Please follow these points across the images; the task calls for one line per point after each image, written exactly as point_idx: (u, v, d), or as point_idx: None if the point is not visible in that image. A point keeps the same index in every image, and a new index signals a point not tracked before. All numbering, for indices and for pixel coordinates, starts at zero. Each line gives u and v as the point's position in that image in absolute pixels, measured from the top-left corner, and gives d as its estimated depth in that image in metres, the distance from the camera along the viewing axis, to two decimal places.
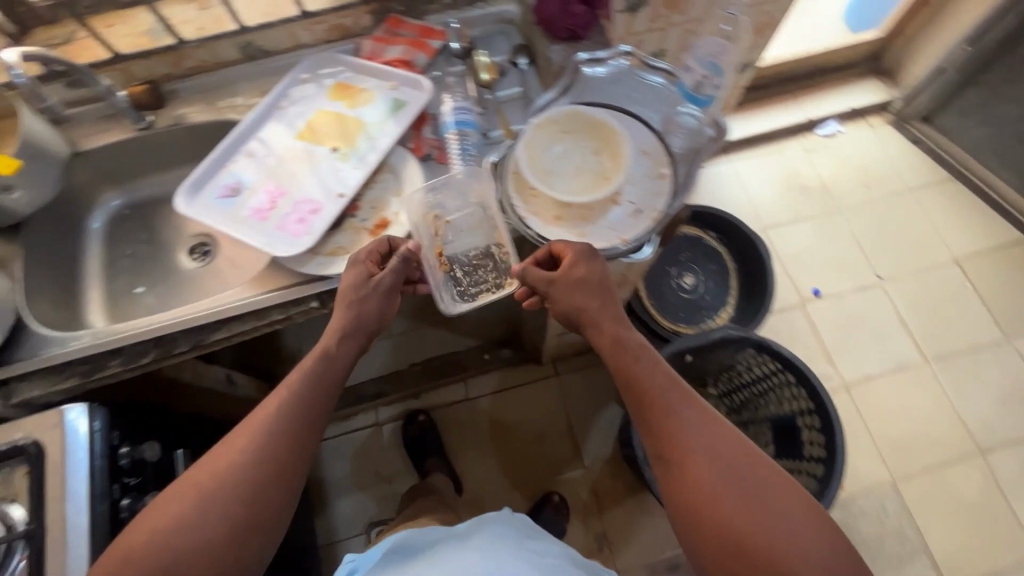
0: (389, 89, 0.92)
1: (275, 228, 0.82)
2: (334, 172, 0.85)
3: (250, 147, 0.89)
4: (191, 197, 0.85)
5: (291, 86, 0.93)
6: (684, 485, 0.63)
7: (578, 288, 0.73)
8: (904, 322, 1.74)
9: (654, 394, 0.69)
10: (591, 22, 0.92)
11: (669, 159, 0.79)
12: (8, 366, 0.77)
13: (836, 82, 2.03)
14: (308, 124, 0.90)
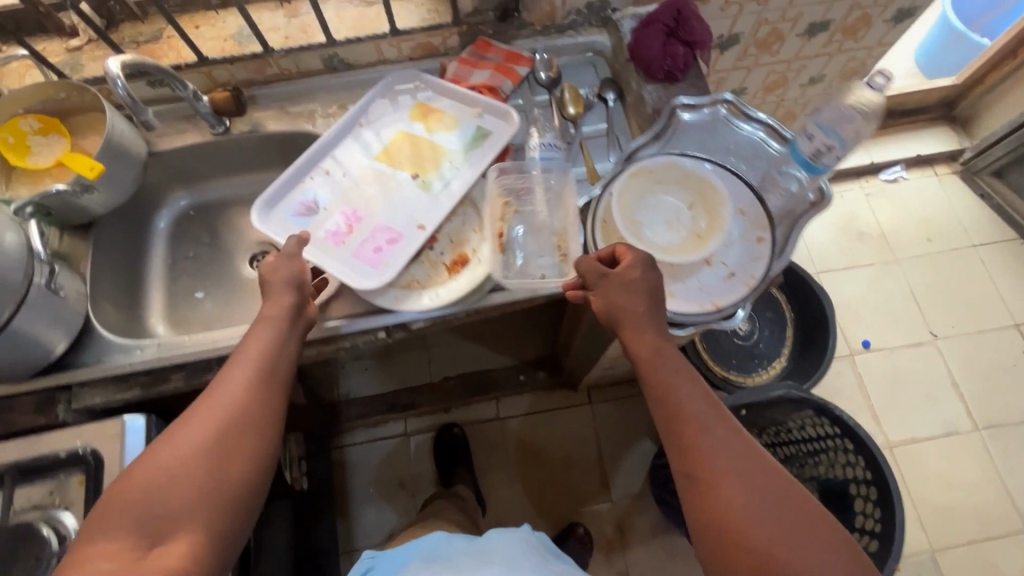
0: (473, 116, 0.89)
1: (351, 255, 0.79)
2: (414, 200, 0.83)
3: (327, 164, 0.87)
4: (266, 212, 0.83)
5: (371, 101, 0.91)
6: (715, 513, 0.56)
7: (628, 289, 0.67)
8: (956, 385, 1.67)
9: (687, 409, 0.62)
10: (690, 64, 0.88)
11: (768, 222, 0.75)
12: (73, 371, 0.75)
13: (904, 127, 1.96)
14: (386, 145, 0.88)
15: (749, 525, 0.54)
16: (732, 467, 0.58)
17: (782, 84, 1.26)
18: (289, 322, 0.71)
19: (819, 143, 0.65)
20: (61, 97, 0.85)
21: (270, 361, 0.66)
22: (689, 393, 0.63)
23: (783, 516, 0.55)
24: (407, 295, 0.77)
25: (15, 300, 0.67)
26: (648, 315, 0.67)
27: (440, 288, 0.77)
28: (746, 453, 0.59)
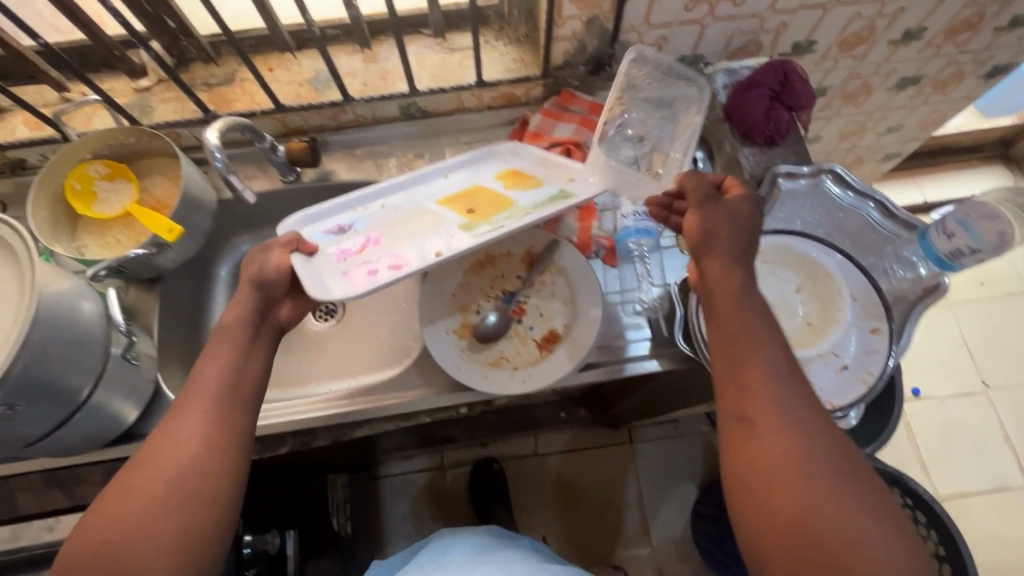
0: (561, 181, 0.72)
1: (343, 273, 0.61)
2: (445, 237, 0.63)
3: (384, 201, 0.75)
4: (299, 223, 0.72)
5: (467, 162, 0.78)
6: (771, 466, 0.48)
7: (724, 217, 0.62)
8: (1008, 437, 1.62)
9: (755, 356, 0.54)
10: (791, 127, 0.83)
11: (884, 311, 0.70)
12: (143, 440, 0.72)
13: (961, 164, 1.89)
14: (455, 193, 0.73)
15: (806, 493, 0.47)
16: (796, 426, 0.50)
17: (858, 133, 1.21)
18: (256, 331, 0.60)
19: (959, 244, 0.62)
20: (131, 143, 0.81)
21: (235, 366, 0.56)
22: (762, 347, 0.55)
23: (847, 492, 0.47)
24: (494, 372, 0.72)
25: (95, 375, 0.63)
26: (743, 249, 0.61)
27: (530, 368, 0.73)
28: (815, 420, 0.51)
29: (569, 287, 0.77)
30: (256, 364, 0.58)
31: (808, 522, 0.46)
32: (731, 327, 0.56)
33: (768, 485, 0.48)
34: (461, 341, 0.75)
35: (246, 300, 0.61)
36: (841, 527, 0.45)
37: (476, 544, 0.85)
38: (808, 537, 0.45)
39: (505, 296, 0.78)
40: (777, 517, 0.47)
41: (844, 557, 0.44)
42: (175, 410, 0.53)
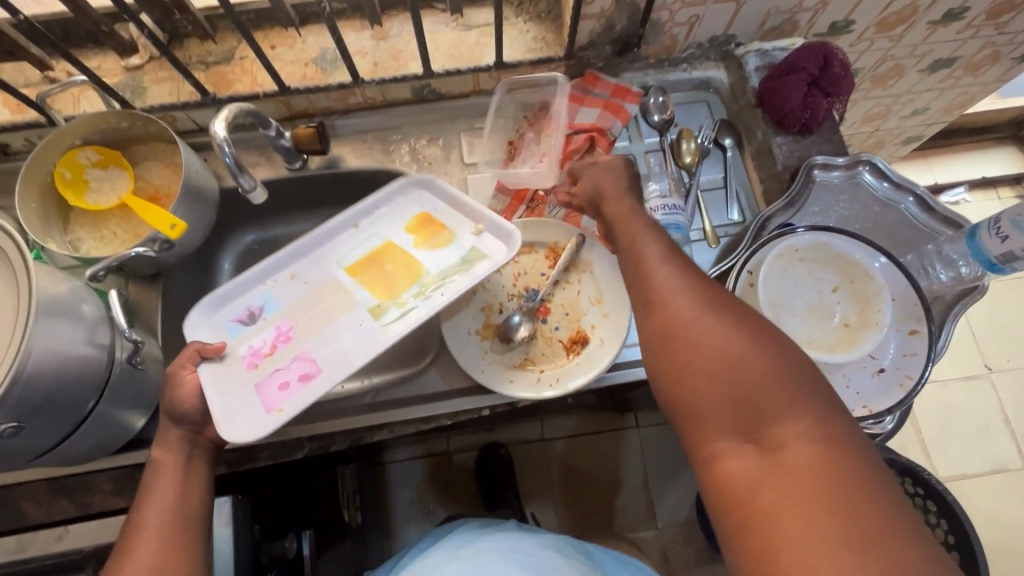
0: (471, 232, 0.69)
1: (253, 388, 0.61)
2: (359, 335, 0.63)
3: (294, 267, 0.70)
4: (205, 313, 0.67)
5: (377, 201, 0.73)
6: (666, 329, 0.50)
7: (609, 169, 0.66)
8: (1008, 420, 1.64)
9: (639, 242, 0.58)
10: (827, 115, 0.79)
11: (923, 312, 0.67)
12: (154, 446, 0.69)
13: (974, 145, 1.86)
14: (366, 256, 0.70)
15: (700, 339, 0.47)
16: (683, 287, 0.52)
17: (882, 116, 1.17)
18: (190, 449, 0.59)
19: (1013, 246, 0.59)
20: (124, 127, 0.75)
21: (174, 505, 0.55)
22: (652, 243, 0.57)
23: (736, 325, 0.48)
24: (521, 376, 0.70)
25: (99, 384, 0.60)
26: (630, 190, 0.64)
27: (557, 370, 0.70)
28: (701, 284, 0.52)
29: (596, 286, 0.74)
30: (195, 473, 0.58)
31: (706, 366, 0.46)
32: (625, 229, 0.59)
33: (668, 345, 0.49)
34: (484, 342, 0.72)
35: (175, 442, 0.58)
36: (739, 354, 0.46)
37: (453, 540, 0.81)
38: (710, 380, 0.46)
39: (529, 293, 0.75)
40: (680, 366, 0.48)
41: (747, 383, 0.44)
42: (117, 554, 0.52)
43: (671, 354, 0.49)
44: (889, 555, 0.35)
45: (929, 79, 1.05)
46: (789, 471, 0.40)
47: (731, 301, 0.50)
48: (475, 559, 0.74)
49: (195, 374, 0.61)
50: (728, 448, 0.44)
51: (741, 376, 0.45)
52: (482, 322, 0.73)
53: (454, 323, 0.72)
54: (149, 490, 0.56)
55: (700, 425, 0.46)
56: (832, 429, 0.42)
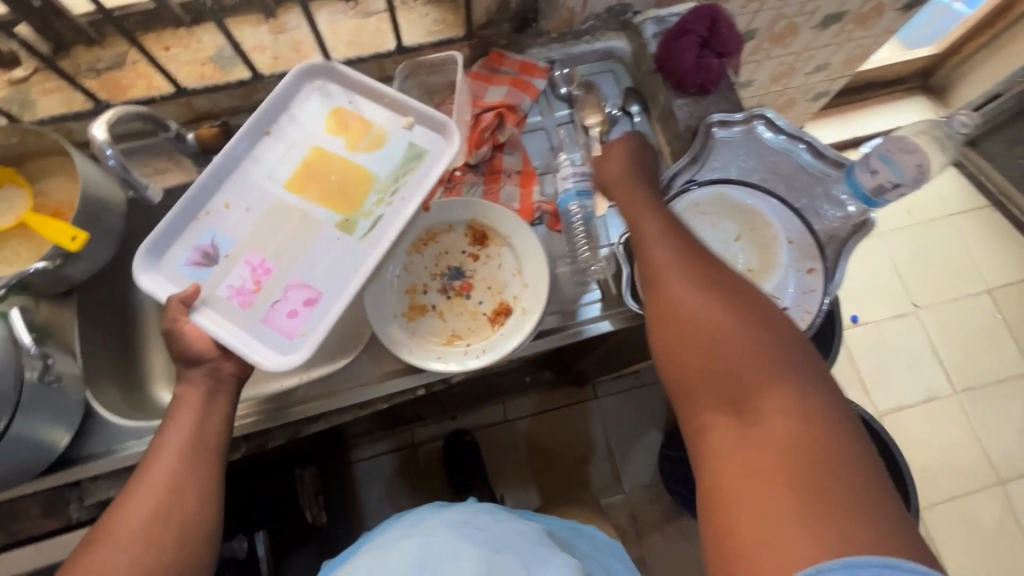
0: (403, 125, 0.70)
1: (262, 323, 0.64)
2: (339, 251, 0.66)
3: (226, 194, 0.69)
4: (152, 263, 0.66)
5: (280, 101, 0.71)
6: (668, 306, 0.57)
7: (618, 163, 0.74)
8: (936, 351, 1.76)
9: (639, 217, 0.66)
10: (722, 75, 0.82)
11: (817, 251, 0.72)
12: (82, 463, 0.68)
13: (886, 97, 1.96)
14: (301, 170, 0.69)
15: (697, 314, 0.55)
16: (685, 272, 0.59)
17: (788, 74, 1.23)
18: (215, 386, 0.63)
19: (882, 179, 0.63)
20: (14, 143, 0.72)
21: (197, 428, 0.60)
22: (653, 223, 0.65)
23: (731, 306, 0.54)
24: (448, 351, 0.72)
25: (10, 406, 0.58)
26: (637, 177, 0.72)
27: (483, 342, 0.72)
28: (703, 266, 0.59)
29: (515, 258, 0.76)
30: (217, 409, 0.62)
31: (700, 341, 0.53)
32: (631, 210, 0.68)
33: (668, 320, 0.57)
34: (410, 323, 0.74)
35: (199, 378, 0.63)
36: (735, 338, 0.52)
37: (409, 519, 0.78)
38: (704, 352, 0.53)
39: (452, 271, 0.77)
40: (682, 349, 0.54)
41: (735, 354, 0.51)
42: (142, 466, 0.58)
43: (672, 327, 0.56)
44: (828, 509, 0.41)
45: (827, 37, 1.11)
46: (761, 438, 0.46)
47: (726, 276, 0.58)
48: (425, 534, 0.71)
49: (192, 323, 0.63)
50: (718, 418, 0.50)
51: (732, 348, 0.51)
52: (408, 303, 0.75)
53: (380, 308, 0.73)
54: (176, 412, 0.61)
55: (690, 395, 0.53)
56: (806, 400, 0.47)
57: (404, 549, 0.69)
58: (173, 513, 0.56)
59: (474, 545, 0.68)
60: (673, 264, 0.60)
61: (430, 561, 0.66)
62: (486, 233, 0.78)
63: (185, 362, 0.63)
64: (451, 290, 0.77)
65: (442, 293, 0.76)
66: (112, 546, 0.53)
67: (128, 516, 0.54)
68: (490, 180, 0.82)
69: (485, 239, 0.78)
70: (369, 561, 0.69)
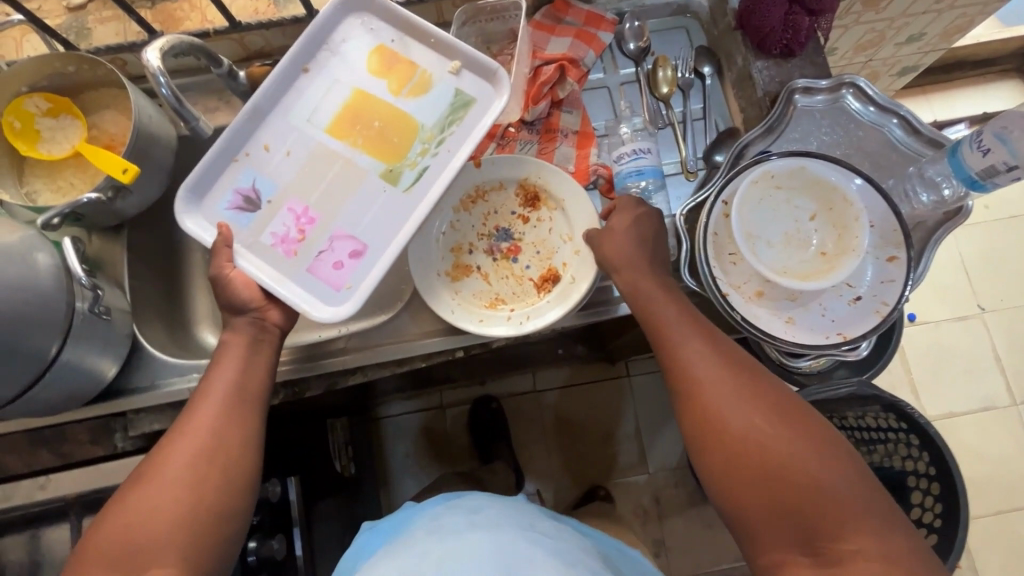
0: (450, 70, 0.66)
1: (307, 272, 0.64)
2: (381, 203, 0.64)
3: (266, 136, 0.67)
4: (193, 205, 0.65)
5: (320, 35, 0.66)
6: (719, 431, 0.56)
7: (617, 234, 0.66)
8: (998, 360, 1.65)
9: (661, 305, 0.63)
10: (810, 36, 0.75)
11: (903, 239, 0.65)
12: (127, 396, 0.69)
13: (975, 79, 1.79)
14: (342, 113, 0.66)
15: (754, 440, 0.54)
16: (720, 381, 0.58)
17: (875, 44, 1.12)
18: (259, 335, 0.64)
19: (994, 160, 0.56)
20: (71, 72, 0.72)
21: (244, 376, 0.61)
22: (676, 317, 0.63)
23: (784, 427, 0.55)
24: (491, 315, 0.70)
25: (61, 332, 0.59)
26: (641, 249, 0.65)
27: (527, 309, 0.70)
28: (742, 381, 0.58)
29: (566, 223, 0.73)
30: (261, 354, 0.63)
31: (762, 472, 0.53)
32: (647, 302, 0.64)
33: (722, 447, 0.56)
34: (453, 283, 0.72)
35: (243, 326, 0.63)
36: (787, 456, 0.53)
37: (466, 508, 0.82)
38: (766, 484, 0.53)
39: (499, 234, 0.74)
40: (737, 471, 0.54)
41: (800, 488, 0.51)
42: (187, 411, 0.59)
43: (727, 456, 0.55)
44: None
45: (927, 4, 1.00)
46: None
47: (766, 390, 0.58)
48: (492, 532, 0.75)
49: (237, 270, 0.63)
50: (788, 554, 0.52)
51: (798, 478, 0.52)
52: (451, 262, 0.73)
53: (422, 266, 0.71)
54: (221, 359, 0.62)
55: (758, 533, 0.53)
56: (876, 531, 0.50)
57: (472, 541, 0.73)
58: (217, 459, 0.56)
59: (543, 550, 0.72)
60: (714, 379, 0.58)
61: (503, 555, 0.70)
62: (539, 194, 0.74)
63: (230, 308, 0.64)
64: (497, 253, 0.74)
65: (488, 256, 0.74)
66: (159, 486, 0.53)
67: (174, 456, 0.55)
68: (545, 139, 0.78)
69: (537, 201, 0.74)
70: (436, 543, 0.74)
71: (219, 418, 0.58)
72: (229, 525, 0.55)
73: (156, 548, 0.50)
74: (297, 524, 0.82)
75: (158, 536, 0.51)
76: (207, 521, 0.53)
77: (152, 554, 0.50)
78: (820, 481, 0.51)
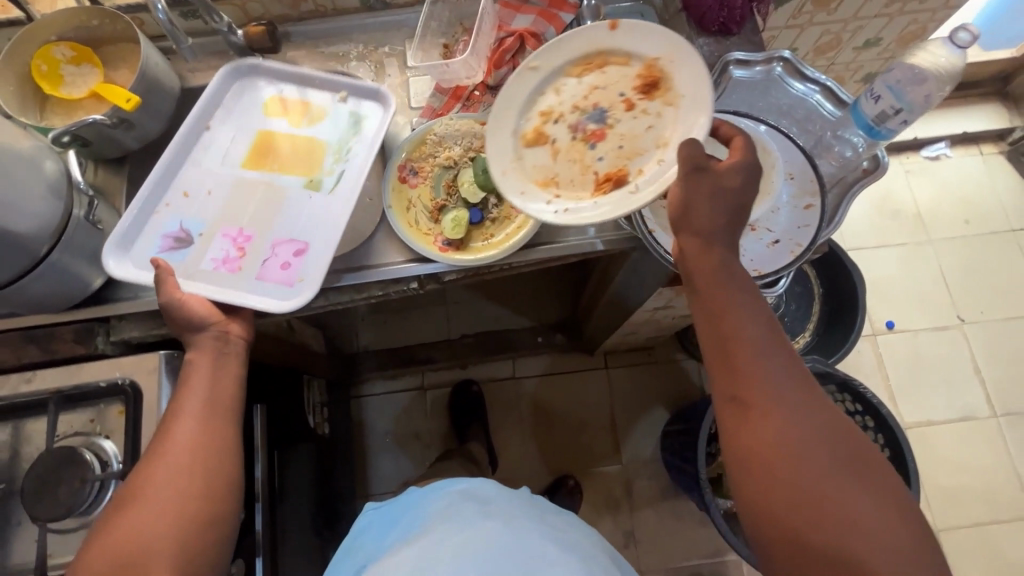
0: (339, 99, 0.81)
1: (257, 279, 0.73)
2: (308, 207, 0.76)
3: (184, 183, 0.77)
4: (123, 253, 0.73)
5: (215, 97, 0.81)
6: (766, 442, 0.58)
7: (715, 198, 0.64)
8: (979, 371, 1.65)
9: (731, 308, 0.63)
10: (746, 16, 0.83)
11: (817, 188, 0.71)
12: (111, 304, 0.77)
13: (955, 100, 1.85)
14: (252, 151, 0.79)
15: (801, 457, 0.57)
16: (789, 407, 0.59)
17: (834, 46, 1.20)
18: (222, 348, 0.70)
19: (884, 105, 0.63)
20: (94, 26, 0.83)
21: (216, 395, 0.68)
22: (746, 318, 0.63)
23: (829, 453, 0.57)
24: (534, 193, 0.71)
25: (53, 232, 0.68)
26: (723, 219, 0.65)
27: (570, 202, 0.70)
28: (800, 399, 0.60)
29: (668, 126, 0.69)
30: (225, 368, 0.70)
31: (799, 491, 0.56)
32: (712, 301, 0.64)
33: (768, 457, 0.58)
34: (523, 147, 0.74)
35: (205, 344, 0.70)
36: (825, 483, 0.56)
37: (477, 494, 0.87)
38: (799, 503, 0.55)
39: (593, 113, 0.73)
40: (774, 486, 0.57)
41: (834, 514, 0.54)
42: (160, 435, 0.65)
43: (771, 466, 0.57)
44: None
45: (875, 8, 1.08)
46: None
47: (822, 414, 0.59)
48: (505, 522, 0.80)
49: (186, 293, 0.71)
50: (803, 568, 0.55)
51: (836, 503, 0.55)
52: (533, 126, 0.74)
53: (501, 120, 0.74)
54: (187, 384, 0.68)
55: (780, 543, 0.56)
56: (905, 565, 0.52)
57: (489, 534, 0.78)
58: (199, 475, 0.62)
59: (560, 546, 0.79)
60: (776, 390, 0.60)
61: (517, 552, 0.76)
62: (660, 83, 0.70)
63: (188, 328, 0.70)
64: (580, 131, 0.73)
65: (569, 131, 0.73)
66: (150, 509, 0.59)
67: (156, 478, 0.61)
68: None
69: (654, 90, 0.70)
70: (449, 535, 0.78)
71: (197, 440, 0.64)
72: (220, 525, 0.63)
73: (151, 557, 0.57)
74: (259, 449, 0.89)
75: (152, 548, 0.57)
76: (200, 533, 0.60)
77: (147, 564, 0.56)
78: (858, 510, 0.54)
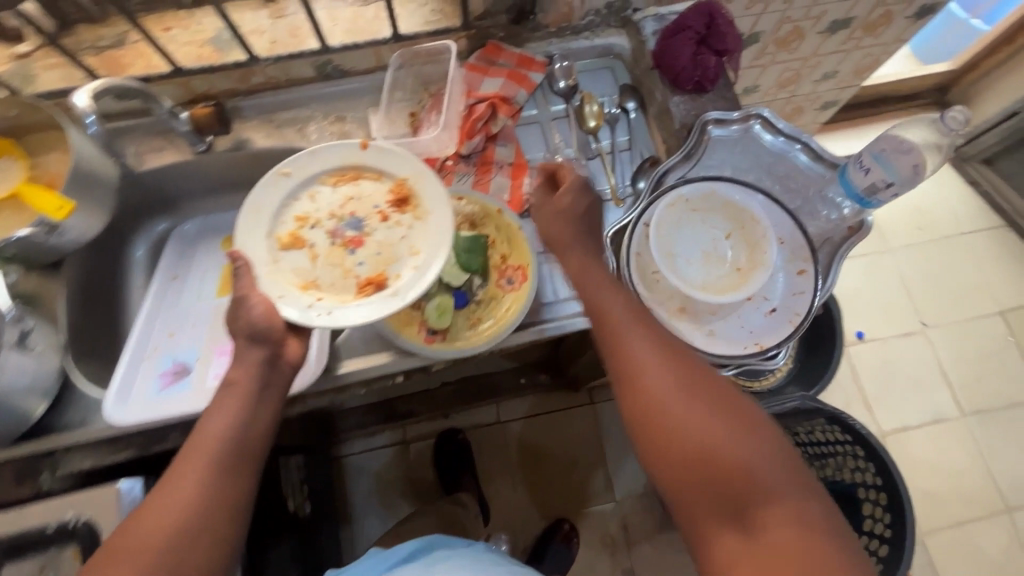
0: None
1: None
2: None
3: (166, 328, 0.80)
4: (121, 400, 0.69)
5: (177, 256, 0.89)
6: (643, 405, 0.53)
7: (567, 217, 0.66)
8: (945, 373, 1.71)
9: (591, 287, 0.61)
10: (719, 73, 0.81)
11: (810, 253, 0.70)
12: (55, 433, 0.69)
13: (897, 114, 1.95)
14: (221, 282, 0.86)
15: (677, 416, 0.51)
16: (660, 364, 0.54)
17: (795, 80, 1.21)
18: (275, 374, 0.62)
19: (874, 178, 0.63)
20: (12, 116, 0.74)
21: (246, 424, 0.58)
22: (611, 294, 0.60)
23: (711, 405, 0.51)
24: (295, 296, 0.66)
25: None
26: (590, 234, 0.66)
27: (333, 303, 0.66)
28: (670, 357, 0.55)
29: (419, 237, 0.69)
30: (266, 403, 0.60)
31: (686, 448, 0.50)
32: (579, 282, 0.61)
33: (650, 419, 0.52)
34: (279, 251, 0.69)
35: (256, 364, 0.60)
36: (713, 433, 0.49)
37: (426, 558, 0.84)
38: (690, 461, 0.49)
39: (350, 220, 0.71)
40: (662, 447, 0.51)
41: (723, 460, 0.48)
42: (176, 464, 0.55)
43: (651, 428, 0.52)
44: None
45: (832, 46, 1.10)
46: (771, 549, 0.44)
47: (696, 368, 0.54)
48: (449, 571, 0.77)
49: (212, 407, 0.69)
50: (718, 526, 0.47)
51: (724, 448, 0.48)
52: (289, 230, 0.70)
53: (253, 225, 0.69)
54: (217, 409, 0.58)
55: (688, 506, 0.49)
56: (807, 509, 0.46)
57: None
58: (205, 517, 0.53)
59: None
60: (641, 352, 0.55)
61: None
62: (410, 198, 0.71)
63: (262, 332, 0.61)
64: (339, 237, 0.71)
65: (328, 237, 0.71)
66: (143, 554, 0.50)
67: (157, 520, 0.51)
68: (481, 171, 0.82)
69: (406, 203, 0.71)
70: None
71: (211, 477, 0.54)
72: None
73: None
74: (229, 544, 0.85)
75: None
76: None
77: None
78: (745, 452, 0.48)
